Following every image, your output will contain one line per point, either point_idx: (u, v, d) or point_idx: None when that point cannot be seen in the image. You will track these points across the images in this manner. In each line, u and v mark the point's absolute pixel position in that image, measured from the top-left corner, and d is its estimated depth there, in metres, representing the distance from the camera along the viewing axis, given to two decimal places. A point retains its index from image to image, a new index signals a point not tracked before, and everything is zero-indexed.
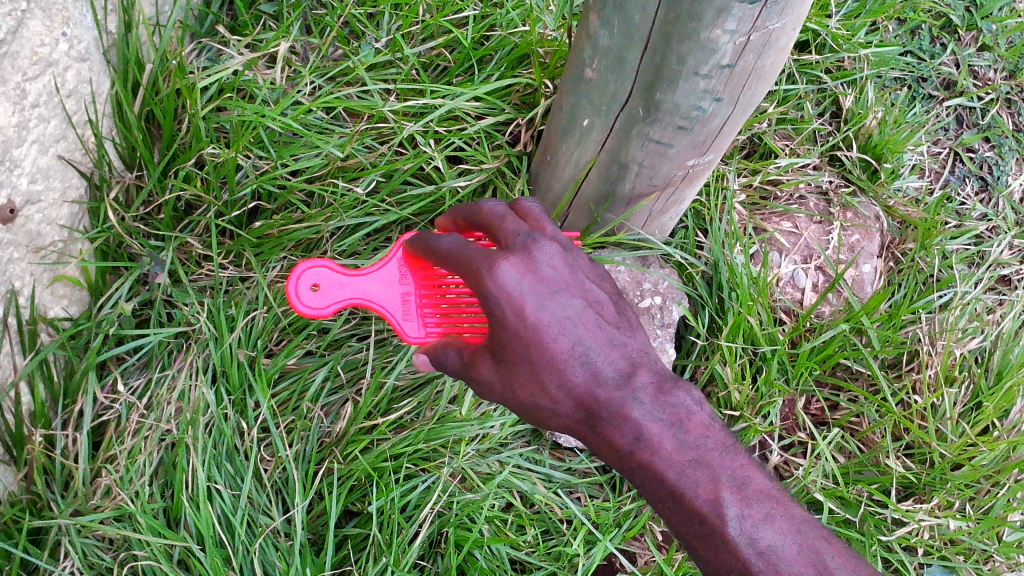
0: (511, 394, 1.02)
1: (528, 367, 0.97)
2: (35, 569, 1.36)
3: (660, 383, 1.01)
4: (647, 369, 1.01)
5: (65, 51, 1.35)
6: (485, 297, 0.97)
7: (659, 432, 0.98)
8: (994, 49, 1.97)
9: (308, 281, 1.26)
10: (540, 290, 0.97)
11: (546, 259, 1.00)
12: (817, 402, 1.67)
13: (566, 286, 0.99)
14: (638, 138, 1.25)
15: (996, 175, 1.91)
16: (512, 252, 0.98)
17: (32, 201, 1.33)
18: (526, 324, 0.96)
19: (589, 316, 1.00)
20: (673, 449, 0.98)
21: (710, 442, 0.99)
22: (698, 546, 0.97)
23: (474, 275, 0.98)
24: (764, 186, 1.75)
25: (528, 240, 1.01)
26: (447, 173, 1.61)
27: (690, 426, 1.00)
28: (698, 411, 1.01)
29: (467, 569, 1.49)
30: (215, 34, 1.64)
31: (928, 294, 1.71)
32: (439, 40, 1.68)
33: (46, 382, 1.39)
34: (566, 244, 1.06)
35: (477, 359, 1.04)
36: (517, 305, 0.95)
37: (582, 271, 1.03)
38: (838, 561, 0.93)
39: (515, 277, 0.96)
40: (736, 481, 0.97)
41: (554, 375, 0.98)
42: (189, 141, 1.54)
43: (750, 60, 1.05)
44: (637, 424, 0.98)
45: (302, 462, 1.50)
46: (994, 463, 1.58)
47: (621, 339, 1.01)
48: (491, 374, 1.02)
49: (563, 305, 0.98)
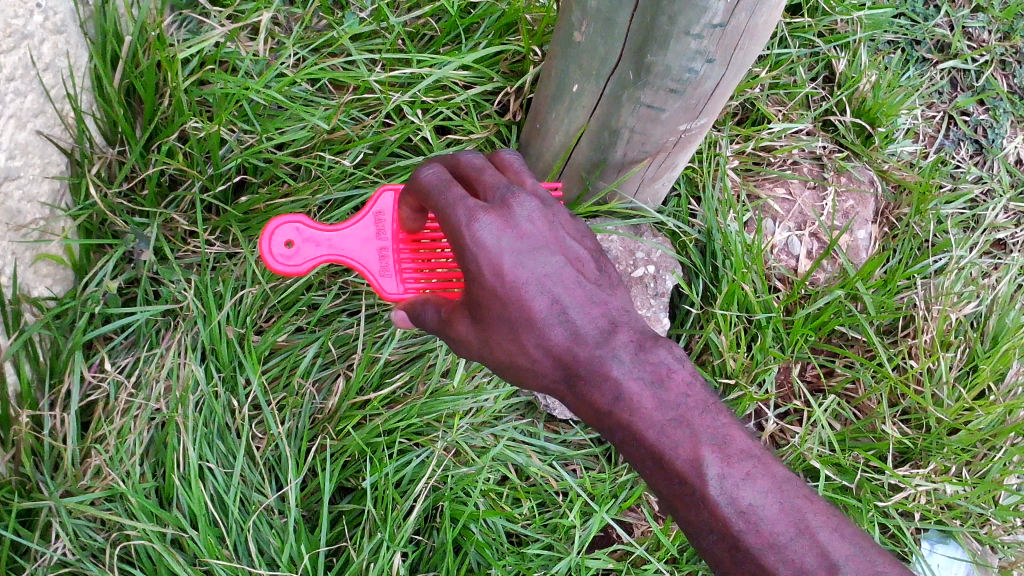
0: (488, 352, 1.01)
1: (506, 325, 0.97)
2: (26, 552, 1.34)
3: (641, 340, 0.98)
4: (628, 327, 0.99)
5: (40, 23, 1.32)
6: (462, 252, 0.95)
7: (639, 390, 0.96)
8: (988, 11, 1.94)
9: (282, 238, 1.24)
10: (518, 248, 0.95)
11: (525, 214, 0.97)
12: (812, 369, 1.66)
13: (545, 242, 0.97)
14: (629, 103, 1.23)
15: (991, 138, 1.89)
16: (490, 207, 0.96)
17: (10, 177, 1.31)
18: (504, 282, 0.94)
19: (570, 274, 0.98)
20: (653, 409, 0.96)
21: (691, 401, 0.97)
22: (680, 505, 0.95)
23: (450, 230, 0.95)
24: (757, 153, 1.72)
25: (508, 193, 0.98)
26: (436, 144, 1.58)
27: (672, 385, 0.97)
28: (679, 368, 0.99)
29: (463, 542, 1.49)
30: (196, 6, 1.60)
31: (924, 259, 1.69)
32: (425, 9, 1.64)
33: (32, 362, 1.37)
34: (546, 197, 1.02)
35: (454, 318, 1.03)
36: (494, 261, 0.94)
37: (562, 225, 1.01)
38: (820, 520, 0.92)
39: (493, 234, 0.94)
40: (718, 440, 0.95)
41: (533, 334, 0.97)
42: (171, 115, 1.51)
43: (742, 18, 1.02)
44: (616, 383, 0.96)
45: (294, 439, 1.49)
46: (991, 427, 1.57)
47: (603, 297, 1.00)
48: (469, 332, 1.01)
49: (542, 261, 0.96)
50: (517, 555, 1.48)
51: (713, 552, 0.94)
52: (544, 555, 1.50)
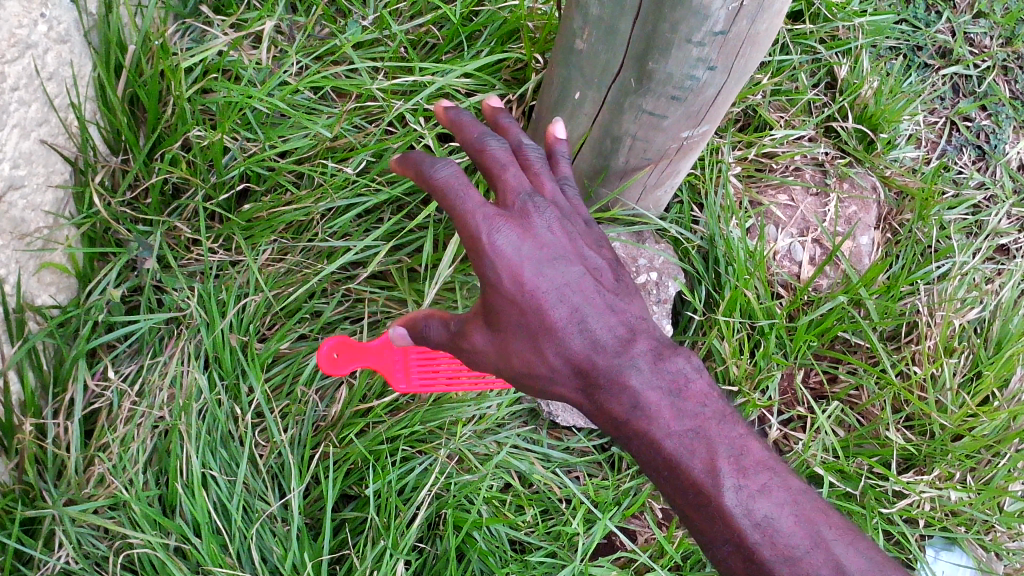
0: (504, 362, 1.03)
1: (524, 332, 0.99)
2: (29, 560, 1.34)
3: (659, 350, 1.01)
4: (645, 336, 1.02)
5: (44, 32, 1.33)
6: (480, 260, 0.98)
7: (657, 400, 0.98)
8: (990, 17, 1.94)
9: (333, 353, 1.46)
10: (537, 257, 0.99)
11: (544, 225, 1.01)
12: (815, 375, 1.65)
13: (564, 252, 1.01)
14: (631, 110, 1.23)
15: (994, 143, 1.88)
16: (509, 216, 1.00)
17: (14, 186, 1.31)
18: (523, 290, 0.98)
19: (588, 284, 1.02)
20: (671, 419, 0.97)
21: (709, 410, 0.98)
22: (695, 517, 0.95)
23: (469, 237, 0.99)
24: (760, 159, 1.72)
25: (526, 202, 1.02)
26: (439, 152, 1.56)
27: (689, 394, 0.99)
28: (697, 378, 1.01)
29: (466, 550, 1.49)
30: (199, 14, 1.61)
31: (926, 266, 1.69)
32: (427, 17, 1.65)
33: (36, 370, 1.37)
34: (565, 209, 1.07)
35: (467, 328, 1.04)
36: (514, 269, 0.97)
37: (579, 237, 1.05)
38: (834, 533, 0.91)
39: (513, 243, 0.98)
40: (733, 451, 0.95)
41: (552, 343, 0.99)
42: (174, 124, 1.51)
43: (744, 25, 1.02)
44: (635, 392, 0.98)
45: (298, 446, 1.49)
46: (996, 433, 1.57)
47: (620, 305, 1.03)
48: (484, 342, 1.03)
49: (561, 271, 1.00)
50: (520, 562, 1.48)
51: (727, 562, 0.93)
52: (547, 563, 1.49)
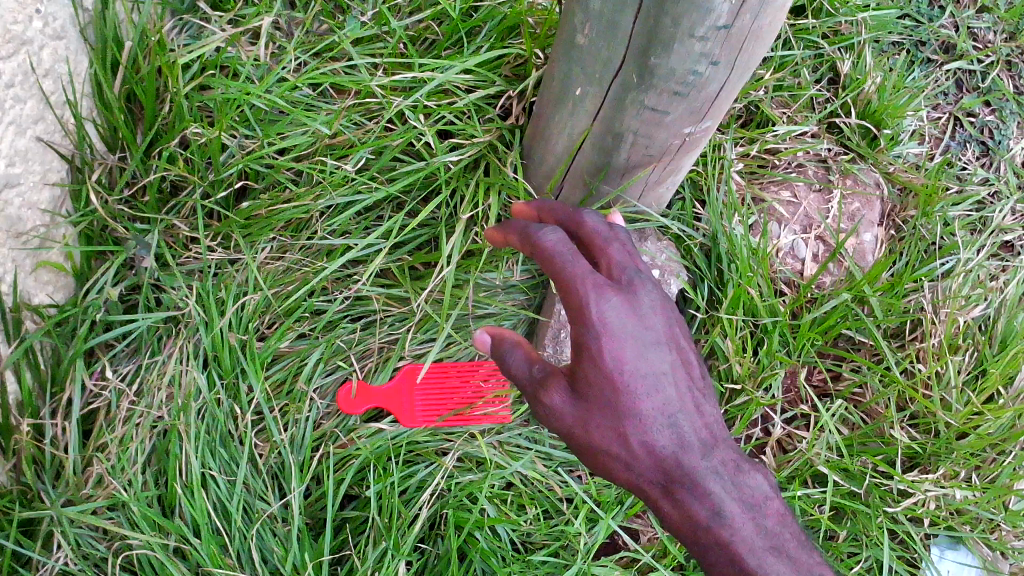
0: (579, 428, 1.01)
1: (612, 412, 0.98)
2: (27, 562, 1.33)
3: (740, 464, 1.04)
4: (727, 447, 1.04)
5: (39, 29, 1.32)
6: (584, 328, 0.98)
7: (737, 512, 1.01)
8: (994, 11, 1.92)
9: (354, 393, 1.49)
10: (638, 338, 0.99)
11: (648, 304, 1.01)
12: (819, 373, 1.64)
13: (661, 339, 1.01)
14: (633, 106, 1.22)
15: (998, 139, 1.87)
16: (618, 287, 1.00)
17: (11, 184, 1.30)
18: (623, 372, 0.97)
19: (679, 378, 1.02)
20: (751, 534, 1.00)
21: (783, 532, 1.04)
22: None
23: (575, 298, 0.98)
24: (762, 155, 1.70)
25: (635, 278, 1.02)
26: (438, 148, 1.54)
27: (767, 512, 1.03)
28: (770, 497, 1.06)
29: (468, 550, 1.48)
30: (196, 10, 1.59)
31: (931, 262, 1.67)
32: (426, 12, 1.63)
33: (34, 370, 1.36)
34: (657, 281, 1.07)
35: (550, 384, 1.02)
36: (618, 348, 0.97)
37: (674, 319, 1.05)
38: None
39: (619, 315, 0.98)
40: (795, 560, 1.02)
41: (638, 430, 0.98)
42: (172, 121, 1.50)
43: (747, 19, 1.00)
44: (716, 500, 1.00)
45: (298, 448, 1.47)
46: (1001, 431, 1.55)
47: (707, 408, 1.04)
48: (566, 406, 1.01)
49: (657, 360, 1.00)
50: (522, 562, 1.47)
51: None
52: (550, 563, 1.48)
